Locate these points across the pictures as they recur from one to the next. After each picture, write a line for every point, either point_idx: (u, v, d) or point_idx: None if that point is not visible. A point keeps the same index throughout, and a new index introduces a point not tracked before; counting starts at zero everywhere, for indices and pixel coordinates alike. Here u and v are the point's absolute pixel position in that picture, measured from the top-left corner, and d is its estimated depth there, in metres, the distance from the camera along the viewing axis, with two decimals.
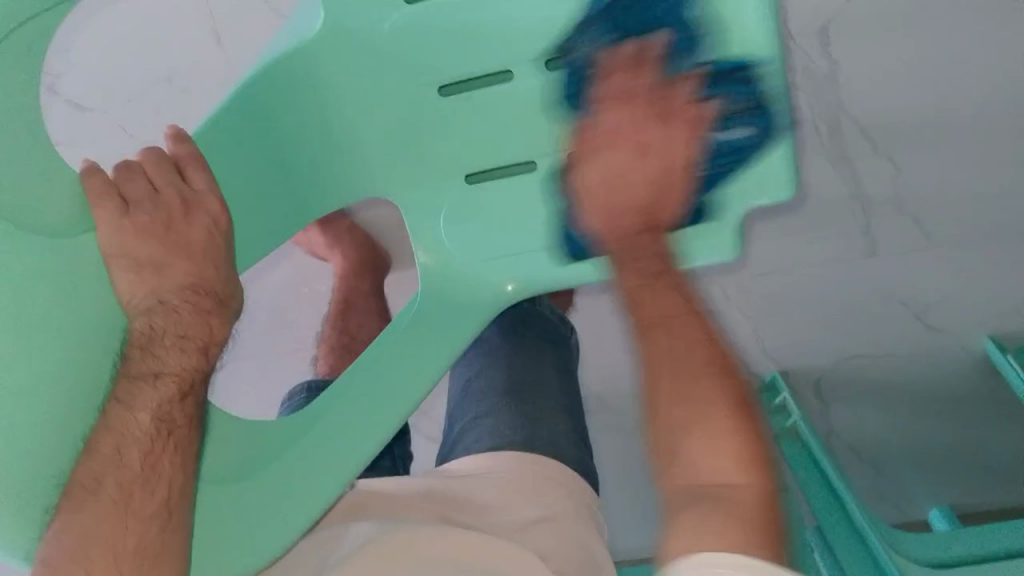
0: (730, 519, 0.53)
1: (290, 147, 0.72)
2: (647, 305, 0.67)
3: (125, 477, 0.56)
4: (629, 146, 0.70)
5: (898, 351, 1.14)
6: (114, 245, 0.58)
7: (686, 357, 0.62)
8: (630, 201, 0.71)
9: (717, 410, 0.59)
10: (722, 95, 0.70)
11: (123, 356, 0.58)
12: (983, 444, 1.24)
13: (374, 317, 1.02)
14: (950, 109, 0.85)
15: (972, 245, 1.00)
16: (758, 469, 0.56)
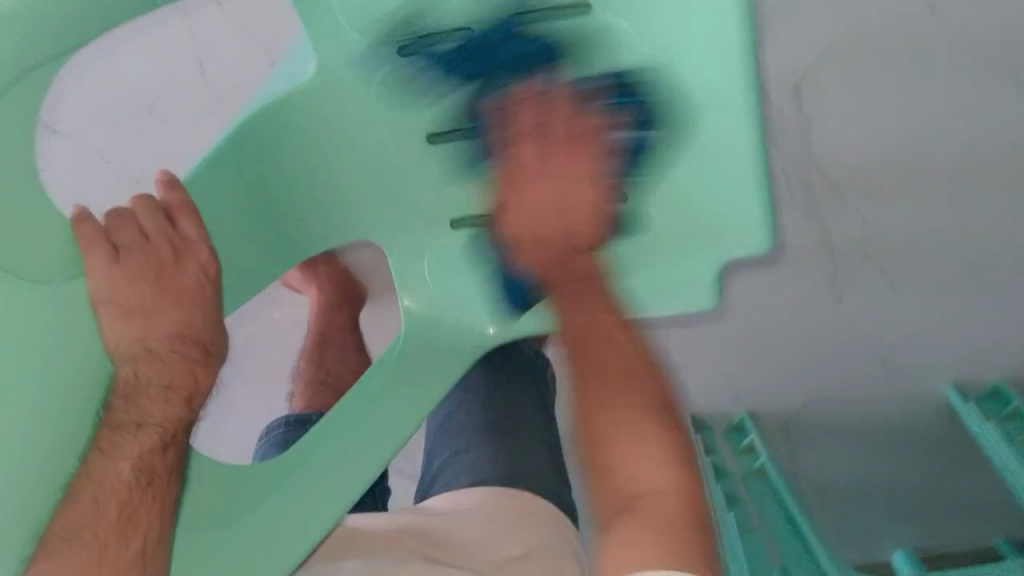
0: (655, 531, 0.55)
1: (276, 186, 0.73)
2: (576, 307, 0.72)
3: (102, 527, 0.55)
4: (555, 183, 0.74)
5: (864, 396, 1.16)
6: (105, 291, 0.57)
7: (611, 371, 0.64)
8: (547, 232, 0.76)
9: (637, 416, 0.60)
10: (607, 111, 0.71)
11: (106, 406, 0.58)
12: (945, 490, 1.26)
13: (351, 351, 1.02)
14: (916, 161, 0.89)
15: (936, 295, 1.03)
16: (684, 475, 0.58)
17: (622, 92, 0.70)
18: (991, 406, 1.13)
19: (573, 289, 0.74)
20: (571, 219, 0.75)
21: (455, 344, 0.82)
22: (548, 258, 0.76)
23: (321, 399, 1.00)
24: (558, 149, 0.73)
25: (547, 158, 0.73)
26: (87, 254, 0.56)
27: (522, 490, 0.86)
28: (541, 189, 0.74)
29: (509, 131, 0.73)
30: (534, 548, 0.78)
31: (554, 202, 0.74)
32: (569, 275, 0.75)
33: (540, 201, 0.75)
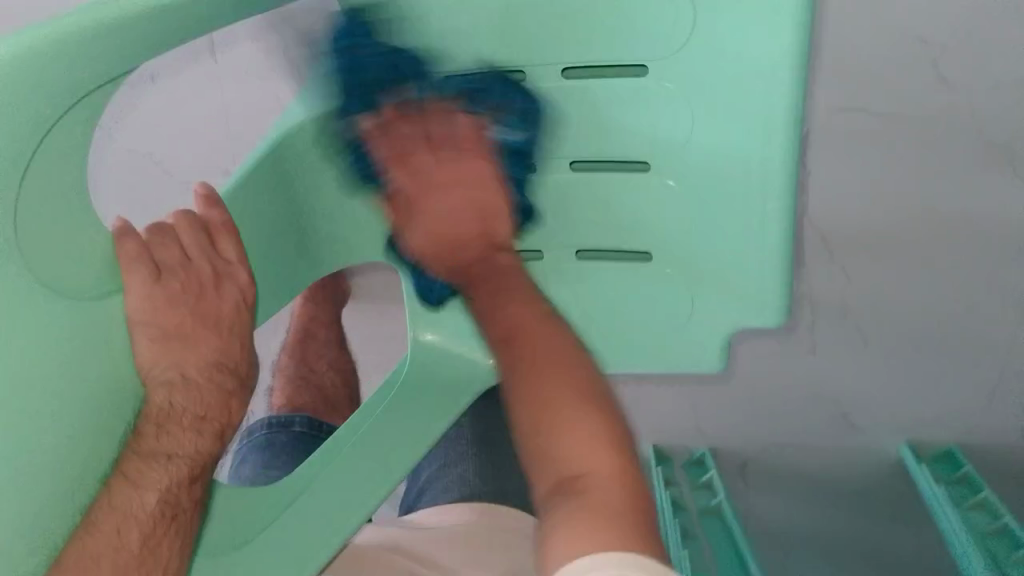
0: (594, 515, 0.49)
1: (307, 206, 0.73)
2: (496, 295, 0.65)
3: (122, 558, 0.53)
4: (453, 194, 0.69)
5: (822, 447, 1.19)
6: (143, 310, 0.56)
7: (548, 345, 0.59)
8: (458, 233, 0.70)
9: (568, 405, 0.55)
10: (476, 113, 0.70)
11: (135, 430, 0.57)
12: (892, 547, 1.27)
13: (334, 349, 1.00)
14: (903, 226, 0.93)
15: (906, 356, 1.06)
16: (623, 454, 0.53)
17: (474, 99, 0.70)
18: (943, 468, 1.14)
19: (506, 285, 0.66)
20: (483, 211, 0.70)
21: (458, 376, 0.81)
22: (461, 253, 0.70)
23: (302, 397, 0.98)
24: (462, 163, 0.70)
25: (444, 163, 0.70)
26: (131, 274, 0.55)
27: (506, 506, 0.88)
28: (448, 195, 0.69)
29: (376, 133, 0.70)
30: (524, 565, 0.79)
31: (461, 206, 0.70)
32: (483, 274, 0.68)
33: (445, 205, 0.70)
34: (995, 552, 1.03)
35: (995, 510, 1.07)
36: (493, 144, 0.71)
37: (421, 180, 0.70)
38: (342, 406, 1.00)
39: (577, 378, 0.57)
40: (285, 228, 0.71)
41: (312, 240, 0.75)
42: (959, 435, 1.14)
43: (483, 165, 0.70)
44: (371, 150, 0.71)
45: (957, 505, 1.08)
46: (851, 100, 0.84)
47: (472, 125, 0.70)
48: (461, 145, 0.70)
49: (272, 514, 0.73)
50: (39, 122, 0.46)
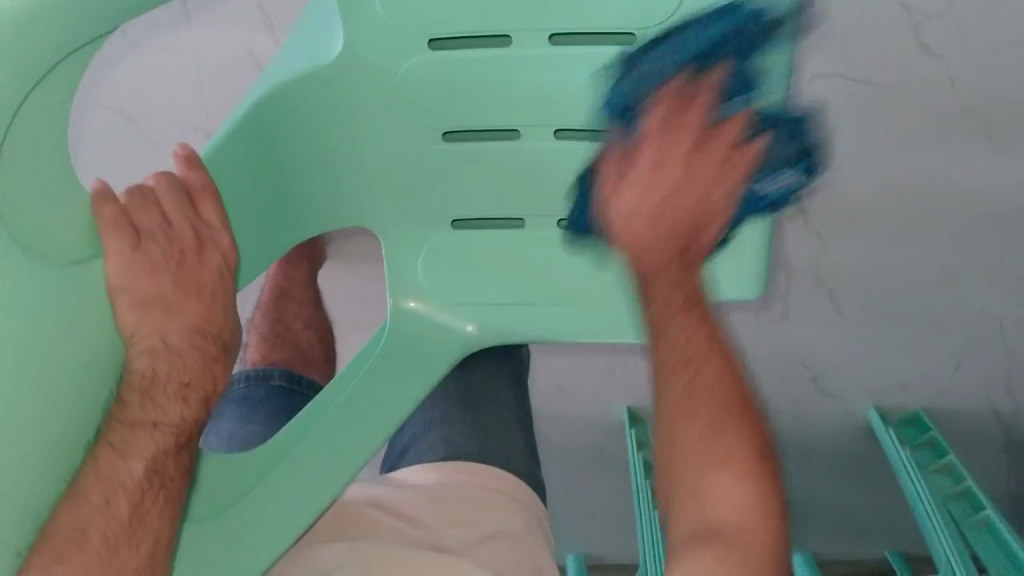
0: (733, 556, 0.56)
1: (287, 168, 0.71)
2: (661, 319, 0.65)
3: (111, 528, 0.54)
4: (672, 198, 0.65)
5: (793, 411, 1.22)
6: (124, 277, 0.55)
7: (714, 390, 0.62)
8: (670, 211, 0.65)
9: (731, 452, 0.60)
10: (770, 144, 0.64)
11: (119, 399, 0.56)
12: (852, 502, 1.34)
13: (310, 308, 0.99)
14: (878, 198, 0.94)
15: (877, 324, 1.09)
16: (768, 510, 0.58)
17: (765, 119, 0.63)
18: (909, 432, 1.19)
19: (672, 310, 0.66)
20: (693, 223, 0.66)
21: (439, 343, 0.81)
22: (652, 249, 0.66)
23: (279, 354, 0.96)
24: (713, 166, 0.64)
25: (700, 157, 0.64)
26: (110, 240, 0.54)
27: (492, 466, 0.88)
28: (675, 185, 0.65)
29: (660, 116, 0.63)
30: (507, 527, 0.83)
31: (656, 209, 0.65)
32: (662, 282, 0.67)
33: (631, 204, 0.66)
34: (953, 513, 1.08)
35: (958, 475, 1.12)
36: (756, 155, 0.64)
37: (617, 177, 0.65)
38: (318, 363, 0.99)
39: (749, 425, 0.61)
40: (262, 192, 0.70)
41: (291, 203, 0.73)
42: (926, 401, 1.19)
43: (727, 184, 0.65)
44: (644, 104, 0.64)
45: (921, 468, 1.13)
46: (834, 68, 0.85)
47: (751, 151, 0.64)
48: (730, 159, 0.64)
49: (255, 479, 0.74)
50: (16, 92, 0.46)
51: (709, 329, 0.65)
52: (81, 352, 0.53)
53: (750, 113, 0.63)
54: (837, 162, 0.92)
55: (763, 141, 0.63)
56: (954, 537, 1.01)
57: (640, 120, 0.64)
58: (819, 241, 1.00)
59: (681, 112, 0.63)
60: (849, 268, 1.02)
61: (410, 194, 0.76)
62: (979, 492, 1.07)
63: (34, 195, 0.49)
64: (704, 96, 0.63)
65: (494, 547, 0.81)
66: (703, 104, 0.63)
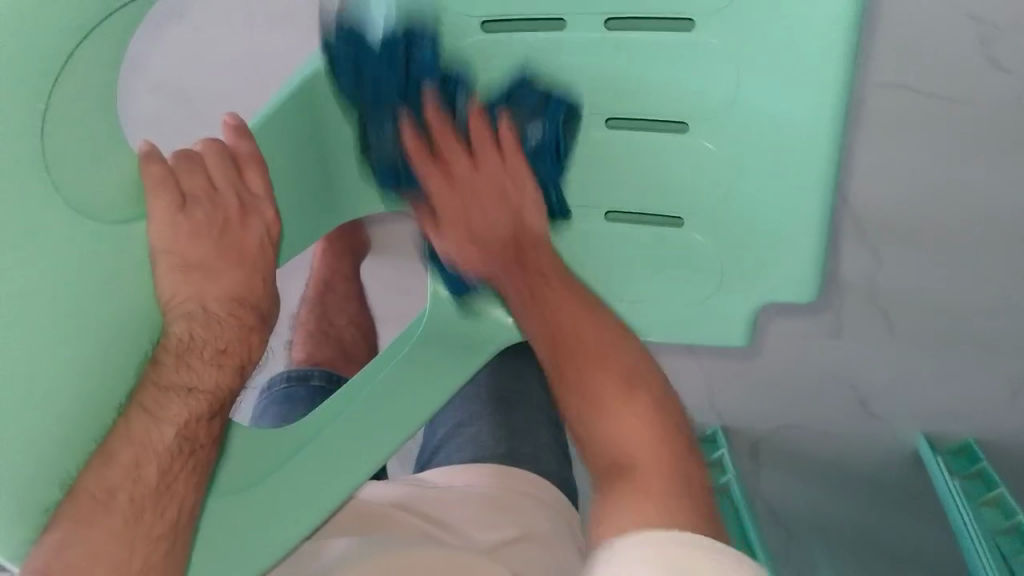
0: (649, 499, 0.56)
1: (333, 142, 0.73)
2: (540, 300, 0.73)
3: (137, 492, 0.53)
4: (470, 208, 0.75)
5: (835, 432, 1.18)
6: (166, 240, 0.55)
7: (602, 341, 0.69)
8: (485, 238, 0.76)
9: (608, 389, 0.65)
10: (517, 120, 0.71)
11: (153, 360, 0.56)
12: (892, 533, 1.29)
13: (354, 302, 0.98)
14: (936, 218, 0.91)
15: (932, 347, 1.05)
16: (674, 447, 0.62)
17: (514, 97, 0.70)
18: (959, 463, 1.15)
19: (544, 291, 0.73)
20: (507, 211, 0.75)
21: (476, 334, 0.80)
22: (493, 250, 0.76)
23: (322, 352, 0.97)
24: (483, 172, 0.73)
25: (477, 167, 0.73)
26: (155, 200, 0.54)
27: (520, 470, 0.87)
28: (472, 197, 0.74)
29: (411, 156, 0.72)
30: (531, 531, 0.81)
31: (472, 215, 0.75)
32: (534, 275, 0.74)
33: (461, 233, 0.76)
34: (1002, 549, 1.04)
35: (1008, 508, 1.07)
36: (517, 132, 0.72)
37: (437, 209, 0.75)
38: (361, 360, 0.99)
39: (620, 359, 0.68)
40: (310, 166, 0.72)
41: (335, 182, 0.76)
42: (977, 431, 1.15)
43: (519, 163, 0.73)
44: (395, 145, 0.72)
45: (969, 500, 1.09)
46: (900, 79, 0.81)
47: (508, 132, 0.72)
48: (496, 145, 0.73)
49: (287, 454, 0.72)
50: (51, 56, 0.45)
51: (566, 279, 0.74)
52: (117, 314, 0.53)
53: (479, 104, 0.70)
54: (897, 177, 0.88)
55: (517, 115, 0.71)
56: None
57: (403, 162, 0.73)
58: (874, 258, 0.96)
59: (440, 135, 0.71)
60: (903, 286, 0.98)
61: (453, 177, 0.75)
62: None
63: (79, 157, 0.49)
64: (433, 116, 0.70)
65: (516, 549, 0.79)
66: (435, 116, 0.70)
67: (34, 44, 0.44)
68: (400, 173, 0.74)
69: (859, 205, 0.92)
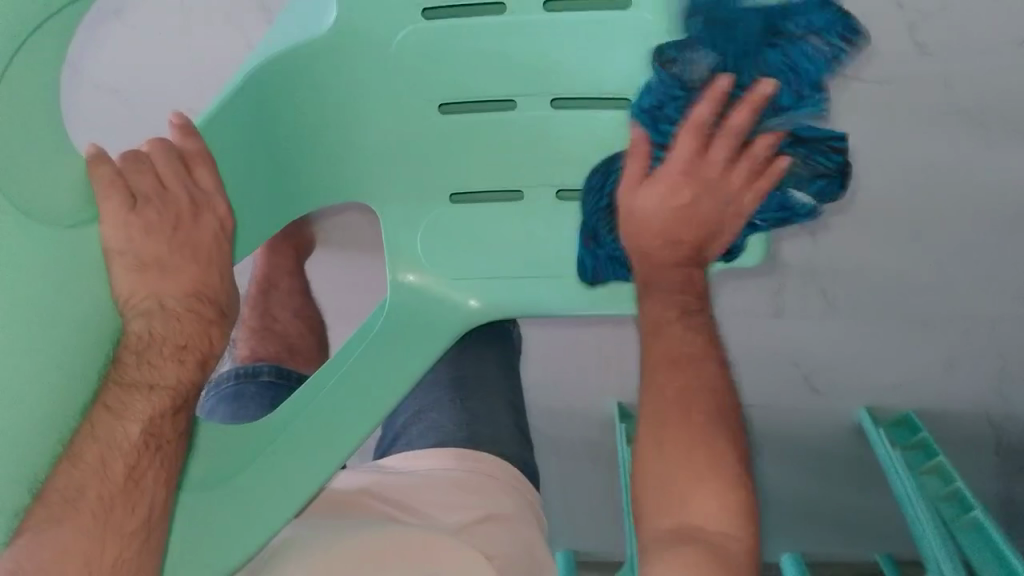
0: (698, 553, 0.63)
1: (285, 143, 0.73)
2: (658, 332, 0.74)
3: (106, 490, 0.56)
4: (706, 191, 0.72)
5: (784, 408, 1.23)
6: (119, 241, 0.58)
7: (711, 376, 0.72)
8: (679, 227, 0.73)
9: (695, 420, 0.70)
10: (795, 155, 0.71)
11: (115, 359, 0.59)
12: (841, 500, 1.36)
13: (297, 297, 0.98)
14: (868, 196, 0.96)
15: (872, 323, 1.10)
16: (746, 519, 0.67)
17: (793, 143, 0.70)
18: (900, 434, 1.20)
19: (666, 301, 0.75)
20: (702, 231, 0.74)
21: (439, 319, 0.82)
22: (658, 242, 0.74)
23: (266, 347, 0.96)
24: (732, 178, 0.71)
25: (728, 169, 0.71)
26: (105, 203, 0.57)
27: (482, 453, 0.90)
28: (687, 211, 0.72)
29: (684, 120, 0.69)
30: (498, 511, 0.84)
31: (681, 205, 0.72)
32: (677, 287, 0.75)
33: (656, 203, 0.72)
34: (945, 515, 1.10)
35: (948, 476, 1.14)
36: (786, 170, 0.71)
37: (649, 178, 0.72)
38: (309, 353, 0.98)
39: (697, 390, 0.71)
40: (268, 172, 0.73)
41: (289, 175, 0.75)
42: (918, 403, 1.21)
43: (750, 187, 0.71)
44: (683, 107, 0.68)
45: (912, 470, 1.15)
46: None
47: (767, 155, 0.70)
48: (739, 157, 0.70)
49: (253, 451, 0.73)
50: (14, 45, 0.48)
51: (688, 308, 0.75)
52: (69, 313, 0.56)
53: (774, 134, 0.69)
54: None
55: (795, 162, 0.71)
56: (947, 544, 1.04)
57: (677, 114, 0.69)
58: (812, 237, 1.01)
59: (731, 125, 0.68)
60: (841, 264, 1.03)
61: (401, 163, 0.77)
62: (967, 492, 1.09)
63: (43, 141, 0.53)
64: (708, 102, 0.67)
65: (482, 531, 0.82)
66: (736, 114, 0.68)
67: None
68: (663, 113, 0.69)
69: None
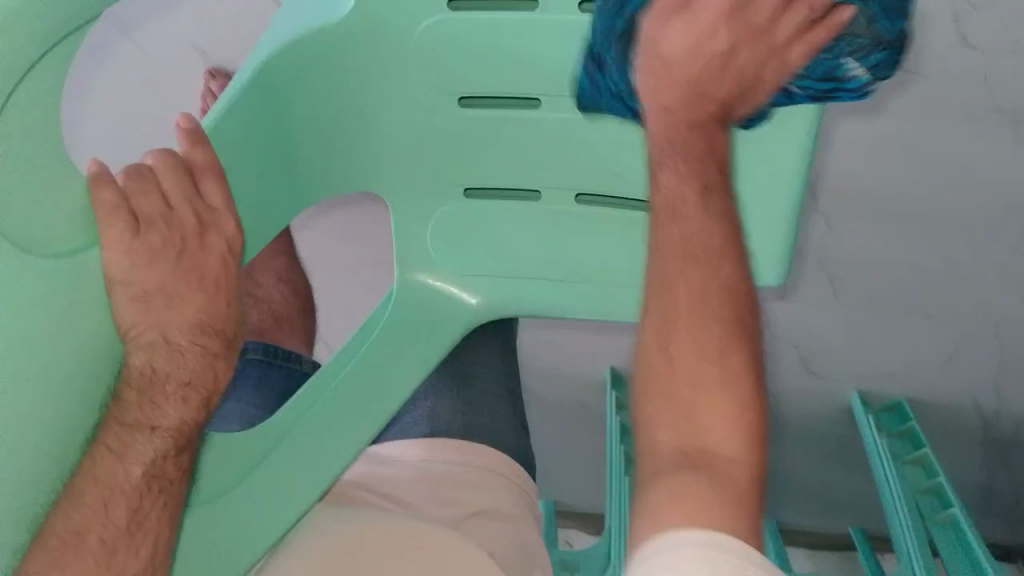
0: (716, 493, 0.51)
1: (299, 135, 0.68)
2: (687, 258, 0.59)
3: (109, 533, 0.58)
4: (719, 18, 0.58)
5: (775, 388, 1.23)
6: (123, 269, 0.56)
7: (712, 305, 0.57)
8: (693, 68, 0.61)
9: (714, 339, 0.56)
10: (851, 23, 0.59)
11: (116, 395, 0.58)
12: (821, 475, 1.38)
13: (281, 260, 0.96)
14: (888, 191, 0.94)
15: (876, 314, 1.09)
16: (756, 446, 0.54)
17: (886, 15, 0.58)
18: (890, 420, 1.22)
19: (672, 160, 0.62)
20: (743, 79, 0.61)
21: (443, 315, 0.81)
22: (684, 96, 0.62)
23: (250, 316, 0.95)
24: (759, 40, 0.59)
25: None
26: (109, 227, 0.55)
27: (475, 443, 0.89)
28: (714, 34, 0.59)
29: None
30: (491, 505, 0.84)
31: (697, 45, 0.60)
32: (687, 144, 0.62)
33: (679, 38, 0.60)
34: (922, 507, 1.13)
35: (931, 469, 1.16)
36: (835, 33, 0.59)
37: (671, 11, 0.59)
38: (295, 320, 0.96)
39: (713, 326, 0.57)
40: (279, 165, 0.67)
41: (302, 173, 0.70)
42: (911, 392, 1.21)
43: (801, 52, 0.59)
44: None
45: (896, 458, 1.18)
46: None
47: (834, 15, 0.58)
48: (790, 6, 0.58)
49: (253, 462, 0.78)
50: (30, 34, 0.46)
51: (727, 234, 0.60)
52: (71, 339, 0.54)
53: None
54: (859, 147, 0.91)
55: (852, 22, 0.59)
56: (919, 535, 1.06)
57: None
58: (829, 227, 1.00)
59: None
60: (853, 255, 1.02)
61: (423, 155, 0.73)
62: (947, 489, 1.11)
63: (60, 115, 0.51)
64: None
65: (477, 526, 0.82)
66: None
67: (17, 20, 0.45)
68: None
69: (820, 171, 0.94)
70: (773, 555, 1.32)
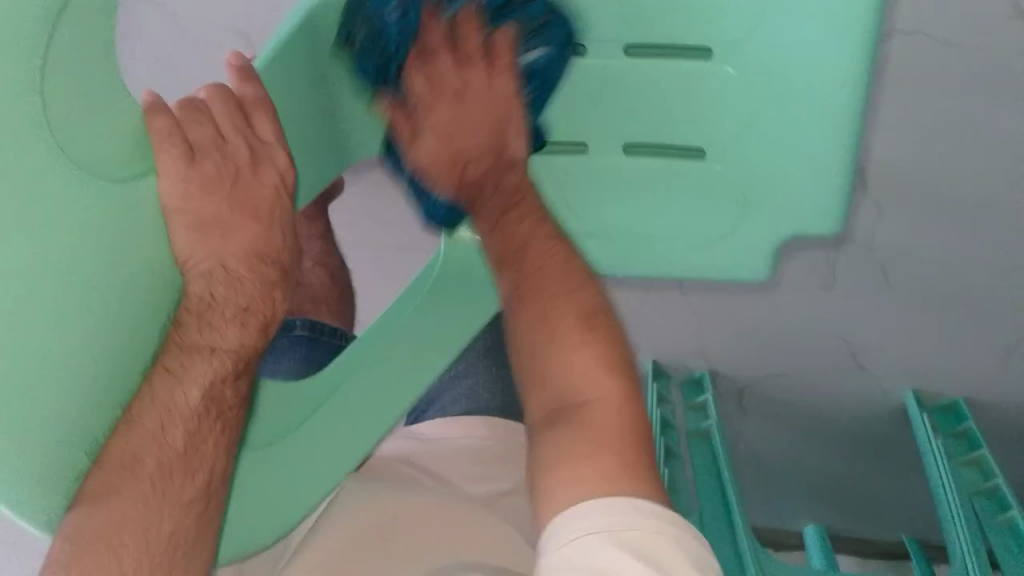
0: (597, 442, 0.53)
1: (344, 87, 0.71)
2: (514, 259, 0.65)
3: (164, 455, 0.61)
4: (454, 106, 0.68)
5: (820, 384, 1.20)
6: (178, 196, 0.58)
7: (554, 278, 0.62)
8: (460, 148, 0.68)
9: (557, 305, 0.60)
10: (517, 30, 0.67)
11: (176, 322, 0.61)
12: (869, 477, 1.33)
13: (319, 242, 0.94)
14: (945, 189, 0.88)
15: (930, 311, 1.04)
16: (620, 385, 0.56)
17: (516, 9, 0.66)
18: (946, 419, 1.18)
19: (503, 219, 0.67)
20: (496, 140, 0.69)
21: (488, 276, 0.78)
22: (465, 177, 0.69)
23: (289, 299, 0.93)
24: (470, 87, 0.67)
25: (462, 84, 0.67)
26: (162, 153, 0.57)
27: (514, 422, 0.88)
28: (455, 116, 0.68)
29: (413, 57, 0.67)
30: (523, 483, 0.84)
31: (454, 130, 0.68)
32: (496, 196, 0.69)
33: (436, 130, 0.68)
34: (979, 510, 1.08)
35: (988, 470, 1.10)
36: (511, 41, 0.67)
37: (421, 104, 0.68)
38: (332, 302, 0.96)
39: (571, 303, 0.60)
40: (323, 115, 0.70)
41: (346, 126, 0.73)
42: (968, 391, 1.17)
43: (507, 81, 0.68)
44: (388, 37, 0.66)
45: (952, 459, 1.13)
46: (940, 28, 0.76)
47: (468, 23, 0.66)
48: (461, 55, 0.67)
49: (307, 411, 0.77)
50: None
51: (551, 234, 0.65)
52: (116, 273, 0.56)
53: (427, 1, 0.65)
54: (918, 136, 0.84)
55: (513, 25, 0.67)
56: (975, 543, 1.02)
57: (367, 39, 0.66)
58: (879, 213, 0.92)
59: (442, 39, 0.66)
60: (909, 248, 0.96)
61: None
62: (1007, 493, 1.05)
63: (69, 95, 0.49)
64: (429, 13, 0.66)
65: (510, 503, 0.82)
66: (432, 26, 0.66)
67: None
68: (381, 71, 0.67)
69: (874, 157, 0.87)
70: (819, 555, 1.28)
